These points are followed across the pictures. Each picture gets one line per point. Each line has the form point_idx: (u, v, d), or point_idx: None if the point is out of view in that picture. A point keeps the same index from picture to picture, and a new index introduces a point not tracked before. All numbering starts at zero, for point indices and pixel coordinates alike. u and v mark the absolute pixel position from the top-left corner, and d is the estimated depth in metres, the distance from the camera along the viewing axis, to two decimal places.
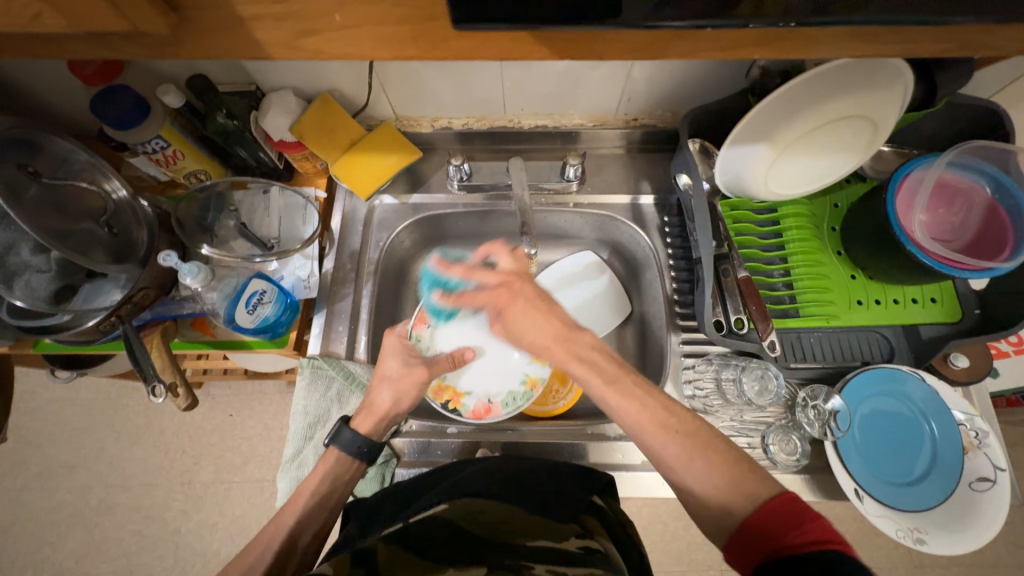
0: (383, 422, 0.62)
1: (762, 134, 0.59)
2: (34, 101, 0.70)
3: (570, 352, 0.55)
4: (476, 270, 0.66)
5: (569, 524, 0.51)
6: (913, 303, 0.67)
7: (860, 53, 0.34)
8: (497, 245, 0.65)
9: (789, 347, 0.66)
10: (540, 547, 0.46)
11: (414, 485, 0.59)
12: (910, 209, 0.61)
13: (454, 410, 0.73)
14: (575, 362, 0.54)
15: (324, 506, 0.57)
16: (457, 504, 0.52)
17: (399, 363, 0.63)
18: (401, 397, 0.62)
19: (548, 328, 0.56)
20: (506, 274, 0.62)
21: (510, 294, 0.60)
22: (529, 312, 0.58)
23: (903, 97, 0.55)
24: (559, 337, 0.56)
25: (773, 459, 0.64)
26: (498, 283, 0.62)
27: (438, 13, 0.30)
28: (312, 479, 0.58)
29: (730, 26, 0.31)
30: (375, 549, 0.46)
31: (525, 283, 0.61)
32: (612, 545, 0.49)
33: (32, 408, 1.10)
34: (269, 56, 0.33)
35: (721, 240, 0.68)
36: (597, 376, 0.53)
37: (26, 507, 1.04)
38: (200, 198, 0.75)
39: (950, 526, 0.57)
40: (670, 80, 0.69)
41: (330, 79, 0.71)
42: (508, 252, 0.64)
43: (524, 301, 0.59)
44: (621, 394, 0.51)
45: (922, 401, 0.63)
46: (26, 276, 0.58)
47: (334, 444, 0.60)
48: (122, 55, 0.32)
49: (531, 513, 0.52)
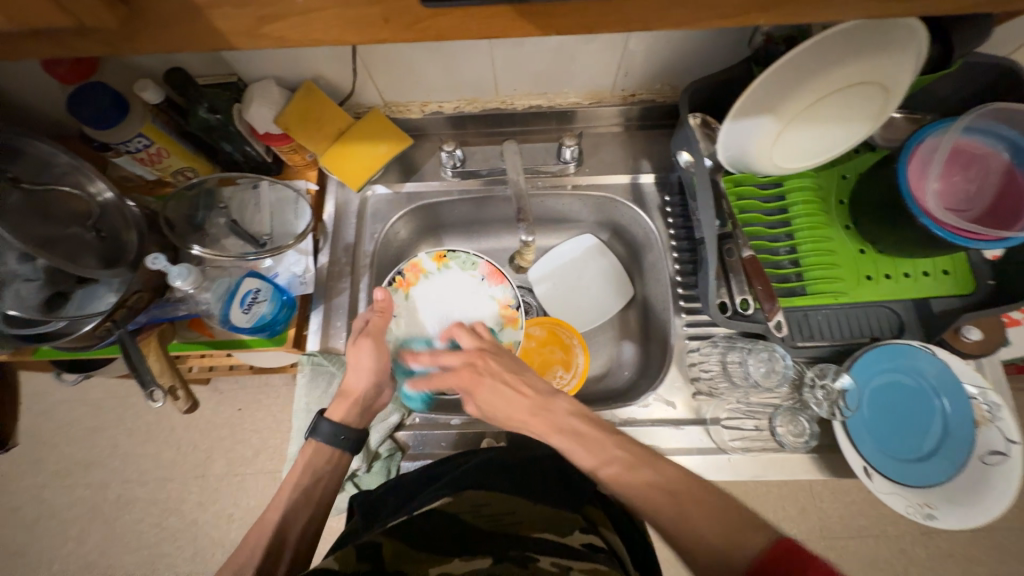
0: (358, 407, 0.61)
1: (766, 106, 0.56)
2: (9, 102, 0.68)
3: (548, 422, 0.56)
4: (440, 355, 0.62)
5: (573, 515, 0.51)
6: (925, 276, 0.65)
7: (870, 13, 0.31)
8: (457, 325, 0.64)
9: (796, 327, 0.65)
10: (544, 539, 0.47)
11: (416, 477, 0.59)
12: (923, 178, 0.58)
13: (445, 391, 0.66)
14: (557, 435, 0.55)
15: (307, 503, 0.57)
16: (464, 497, 0.51)
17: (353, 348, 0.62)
18: (363, 373, 0.61)
19: (522, 400, 0.58)
20: (470, 352, 0.62)
21: (475, 373, 0.60)
22: (496, 389, 0.59)
23: (917, 60, 0.52)
24: (537, 407, 0.57)
25: (780, 441, 0.64)
26: (462, 364, 0.61)
27: None
28: (293, 472, 0.58)
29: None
30: (377, 545, 0.45)
31: (495, 353, 0.62)
32: (614, 536, 0.51)
33: (44, 409, 1.11)
34: (231, 46, 0.30)
35: (725, 217, 0.65)
36: (580, 443, 0.54)
37: (48, 503, 1.07)
38: (189, 196, 0.73)
39: (961, 501, 0.56)
40: (669, 52, 0.66)
41: (313, 66, 0.68)
42: (466, 331, 0.64)
43: (490, 379, 0.59)
44: (604, 458, 0.52)
45: (934, 377, 0.61)
46: (16, 286, 0.57)
47: (313, 437, 0.60)
48: (75, 52, 0.30)
49: (535, 502, 0.52)
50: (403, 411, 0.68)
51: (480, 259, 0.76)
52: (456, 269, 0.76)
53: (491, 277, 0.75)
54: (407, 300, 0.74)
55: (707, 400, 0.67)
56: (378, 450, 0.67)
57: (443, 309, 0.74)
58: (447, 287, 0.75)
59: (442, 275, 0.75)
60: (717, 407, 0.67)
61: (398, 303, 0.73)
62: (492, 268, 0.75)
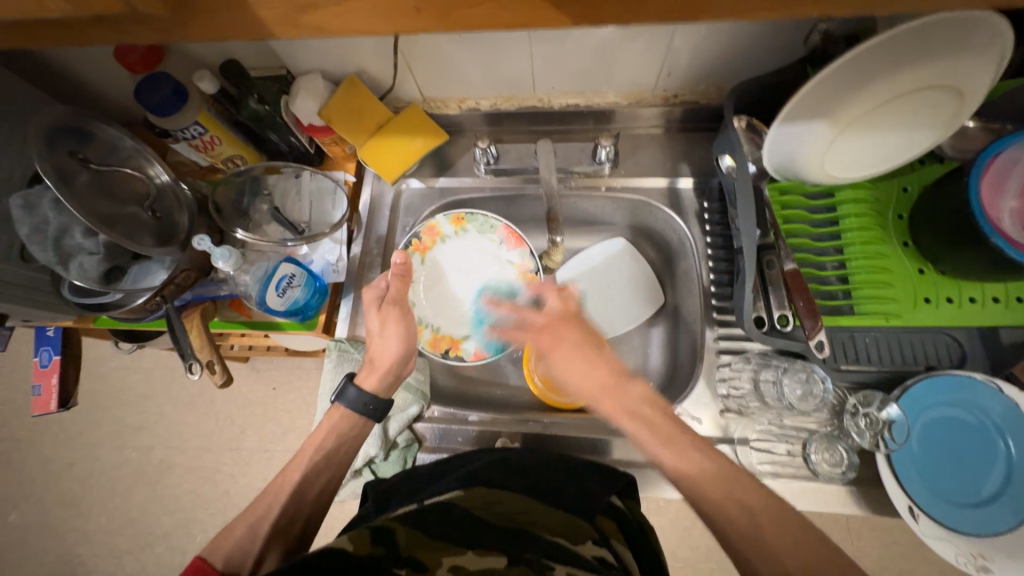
0: (388, 376, 0.62)
1: (820, 110, 0.52)
2: (87, 90, 0.74)
3: (618, 403, 0.53)
4: (524, 309, 0.61)
5: (587, 525, 0.50)
6: (993, 302, 0.59)
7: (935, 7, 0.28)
8: (547, 284, 0.62)
9: (839, 348, 0.60)
10: (557, 543, 0.45)
11: (432, 472, 0.59)
12: (998, 195, 0.52)
13: (456, 357, 0.73)
14: (626, 419, 0.51)
15: (331, 462, 0.58)
16: (475, 493, 0.52)
17: (376, 315, 0.63)
18: (389, 340, 0.62)
19: (596, 373, 0.54)
20: (555, 314, 0.59)
21: (557, 334, 0.57)
22: (576, 356, 0.55)
23: (999, 63, 0.47)
24: (609, 384, 0.53)
25: (815, 470, 0.59)
26: (544, 324, 0.59)
27: None
28: (318, 436, 0.59)
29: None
30: (391, 529, 0.45)
31: (577, 323, 0.58)
32: (627, 552, 0.49)
33: (103, 373, 1.21)
34: (270, 35, 0.31)
35: (768, 227, 0.61)
36: (650, 433, 0.50)
37: (101, 461, 1.16)
38: (237, 182, 0.76)
39: (1023, 556, 0.50)
40: (717, 51, 0.63)
41: (357, 61, 0.70)
42: (554, 292, 0.61)
43: (571, 345, 0.56)
44: (673, 453, 0.49)
45: (997, 415, 0.55)
46: (79, 258, 0.61)
47: (340, 402, 0.60)
48: (134, 39, 0.32)
49: (549, 507, 0.51)
50: (422, 403, 0.69)
51: (499, 224, 0.77)
52: (474, 231, 0.78)
53: (509, 241, 0.77)
54: (423, 263, 0.77)
55: (736, 418, 0.64)
56: (396, 439, 0.68)
57: (461, 270, 0.78)
58: (464, 249, 0.78)
59: (459, 238, 0.78)
60: (745, 426, 0.64)
61: (416, 267, 0.77)
62: (510, 232, 0.77)
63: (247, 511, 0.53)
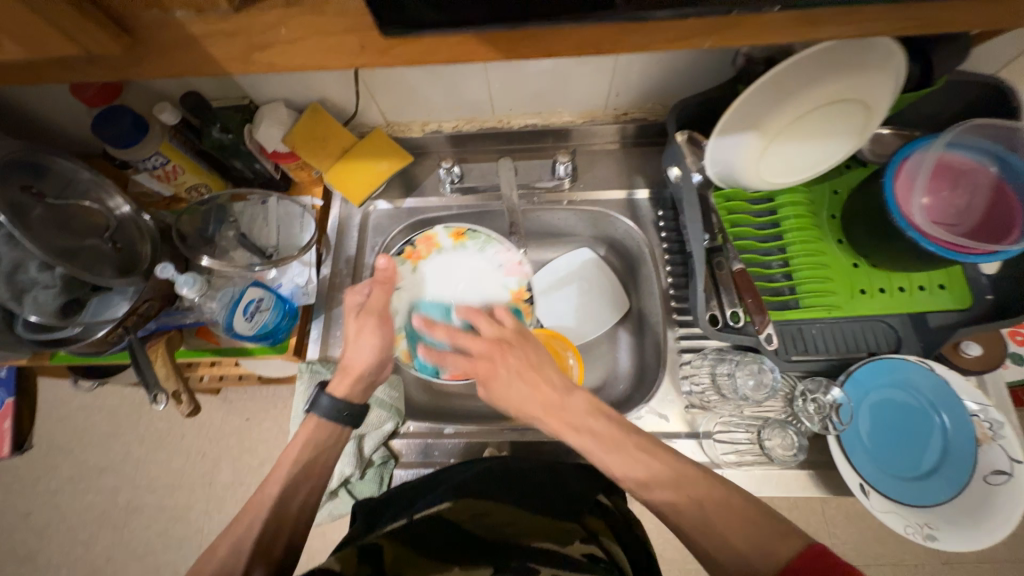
0: (360, 384, 0.62)
1: (750, 123, 0.57)
2: (44, 124, 0.74)
3: (562, 421, 0.54)
4: (458, 334, 0.59)
5: (572, 523, 0.52)
6: (920, 290, 0.64)
7: (813, 37, 0.33)
8: (474, 308, 0.61)
9: (789, 340, 0.65)
10: (543, 547, 0.47)
11: (420, 484, 0.59)
12: (910, 193, 0.58)
13: (432, 371, 0.71)
14: (570, 432, 0.53)
15: (309, 479, 0.58)
16: (461, 504, 0.51)
17: (354, 320, 0.63)
18: (368, 348, 0.61)
19: (539, 393, 0.55)
20: (492, 340, 0.59)
21: (492, 363, 0.57)
22: (520, 378, 0.56)
23: (897, 79, 0.53)
24: (550, 406, 0.54)
25: (771, 455, 0.62)
26: (483, 350, 0.58)
27: (372, 23, 0.30)
28: (293, 449, 0.58)
29: (677, 15, 0.30)
30: (378, 546, 0.47)
31: (516, 346, 0.58)
32: (616, 547, 0.51)
33: (62, 415, 1.15)
34: (225, 72, 0.33)
35: (715, 231, 0.66)
36: (597, 443, 0.52)
37: (60, 509, 1.10)
38: (201, 211, 0.77)
39: (962, 522, 0.55)
40: (659, 72, 0.68)
41: (319, 89, 0.72)
42: (485, 317, 0.61)
43: (512, 370, 0.56)
44: (614, 453, 0.51)
45: (931, 392, 0.61)
46: (34, 292, 0.60)
47: (313, 412, 0.60)
48: (91, 79, 0.34)
49: (535, 512, 0.52)
50: (397, 420, 0.69)
51: (499, 242, 0.78)
52: (473, 248, 0.79)
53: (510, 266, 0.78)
54: (413, 272, 0.77)
55: (700, 412, 0.67)
56: (372, 456, 0.68)
57: (450, 284, 0.77)
58: (458, 263, 0.78)
59: (456, 252, 0.78)
60: (709, 420, 0.67)
61: (403, 275, 0.77)
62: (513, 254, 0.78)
63: (229, 534, 0.53)
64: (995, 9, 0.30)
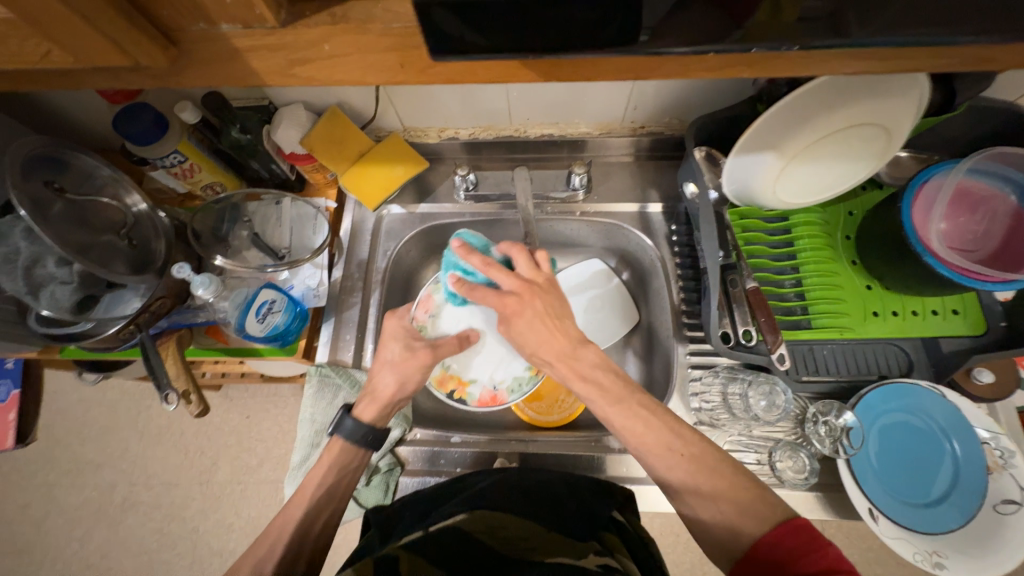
0: (387, 409, 0.61)
1: (770, 143, 0.57)
2: (66, 120, 0.74)
3: (571, 369, 0.53)
4: (492, 265, 0.54)
5: (589, 542, 0.50)
6: (933, 315, 0.64)
7: (851, 70, 0.33)
8: (515, 246, 0.57)
9: (800, 361, 0.64)
10: (557, 563, 0.46)
11: (436, 494, 0.60)
12: (928, 218, 0.58)
13: (460, 399, 0.73)
14: (579, 381, 0.52)
15: (329, 501, 0.58)
16: (478, 515, 0.52)
17: (400, 348, 0.62)
18: (404, 381, 0.60)
19: (554, 340, 0.52)
20: (523, 283, 0.54)
21: (518, 303, 0.53)
22: (538, 323, 0.53)
23: (919, 105, 0.54)
24: (564, 353, 0.52)
25: (781, 477, 0.62)
26: (511, 290, 0.54)
27: (416, 44, 0.31)
28: (317, 470, 0.58)
29: (703, 52, 0.30)
30: (397, 558, 0.47)
31: (544, 294, 0.54)
32: (631, 563, 0.49)
33: (63, 407, 1.15)
34: (264, 84, 0.34)
35: (729, 248, 0.66)
36: (601, 395, 0.51)
37: (56, 502, 1.09)
38: (216, 209, 0.77)
39: (970, 550, 0.55)
40: (679, 89, 0.69)
41: (339, 93, 0.72)
42: (524, 255, 0.56)
43: (534, 315, 0.52)
44: (625, 414, 0.50)
45: (942, 417, 0.60)
46: (51, 288, 0.60)
47: (338, 435, 0.59)
48: (130, 86, 0.34)
49: (550, 529, 0.51)
50: (404, 427, 0.69)
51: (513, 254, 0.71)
52: None
53: None
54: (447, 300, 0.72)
55: (709, 430, 0.67)
56: (378, 464, 0.68)
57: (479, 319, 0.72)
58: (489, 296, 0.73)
59: None
60: (718, 438, 0.66)
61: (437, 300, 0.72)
62: None
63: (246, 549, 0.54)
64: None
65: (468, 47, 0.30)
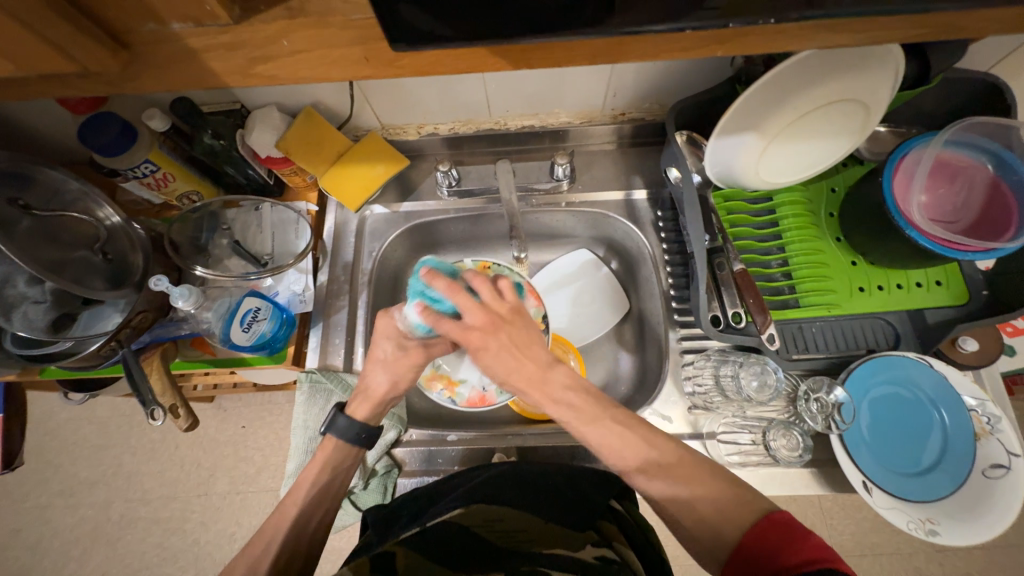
0: (379, 407, 0.61)
1: (749, 124, 0.57)
2: (29, 134, 0.72)
3: (543, 395, 0.51)
4: (457, 289, 0.50)
5: (586, 532, 0.51)
6: (917, 287, 0.65)
7: (820, 44, 0.32)
8: (479, 275, 0.52)
9: (790, 339, 0.65)
10: (557, 556, 0.47)
11: (434, 490, 0.59)
12: (909, 191, 0.59)
13: (450, 399, 0.72)
14: (551, 407, 0.50)
15: (321, 501, 0.57)
16: (474, 510, 0.51)
17: (393, 346, 0.60)
18: (398, 380, 0.60)
19: (524, 369, 0.50)
20: (486, 313, 0.50)
21: (482, 338, 0.50)
22: (506, 352, 0.50)
23: (895, 78, 0.54)
24: (534, 379, 0.50)
25: (775, 455, 0.63)
26: (473, 323, 0.50)
27: (379, 36, 0.30)
28: (310, 471, 0.57)
29: (678, 31, 0.30)
30: (392, 554, 0.47)
31: (508, 325, 0.50)
32: (630, 552, 0.50)
33: (51, 427, 1.13)
34: (224, 84, 0.33)
35: (715, 232, 0.66)
36: (574, 415, 0.50)
37: (52, 524, 1.07)
38: (194, 219, 0.75)
39: (961, 515, 0.56)
40: (657, 73, 0.68)
41: (313, 93, 0.71)
42: (487, 284, 0.51)
43: (500, 347, 0.50)
44: (594, 428, 0.49)
45: (931, 388, 0.61)
46: (24, 308, 0.58)
47: (331, 433, 0.59)
48: (80, 93, 0.33)
49: (545, 520, 0.51)
50: (400, 428, 0.68)
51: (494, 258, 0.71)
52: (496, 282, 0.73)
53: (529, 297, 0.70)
54: None
55: (704, 413, 0.67)
56: (375, 466, 0.67)
57: None
58: None
59: None
60: (713, 420, 0.67)
61: None
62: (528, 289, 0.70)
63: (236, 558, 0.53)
64: (984, 21, 0.31)
65: (435, 39, 0.29)
